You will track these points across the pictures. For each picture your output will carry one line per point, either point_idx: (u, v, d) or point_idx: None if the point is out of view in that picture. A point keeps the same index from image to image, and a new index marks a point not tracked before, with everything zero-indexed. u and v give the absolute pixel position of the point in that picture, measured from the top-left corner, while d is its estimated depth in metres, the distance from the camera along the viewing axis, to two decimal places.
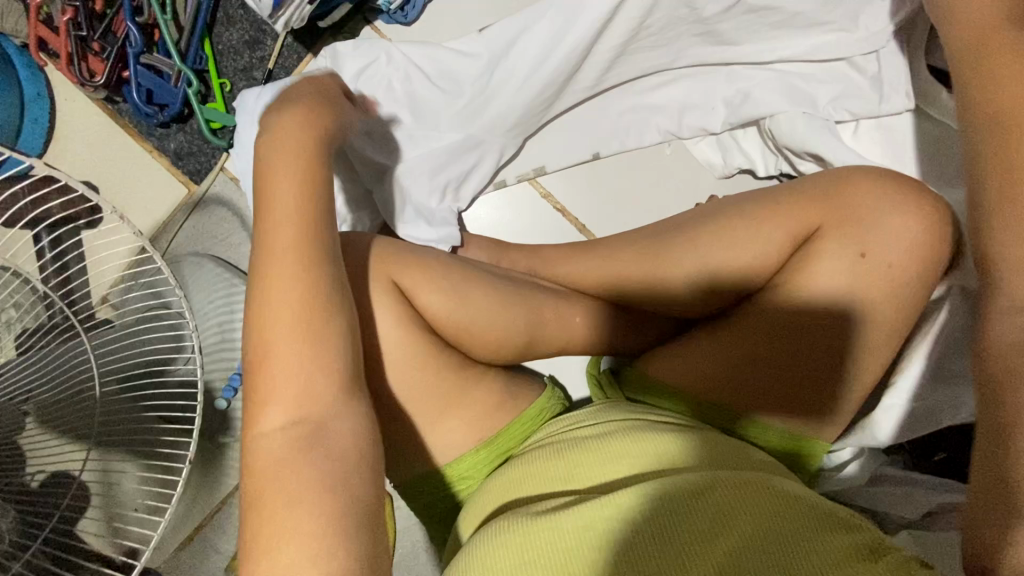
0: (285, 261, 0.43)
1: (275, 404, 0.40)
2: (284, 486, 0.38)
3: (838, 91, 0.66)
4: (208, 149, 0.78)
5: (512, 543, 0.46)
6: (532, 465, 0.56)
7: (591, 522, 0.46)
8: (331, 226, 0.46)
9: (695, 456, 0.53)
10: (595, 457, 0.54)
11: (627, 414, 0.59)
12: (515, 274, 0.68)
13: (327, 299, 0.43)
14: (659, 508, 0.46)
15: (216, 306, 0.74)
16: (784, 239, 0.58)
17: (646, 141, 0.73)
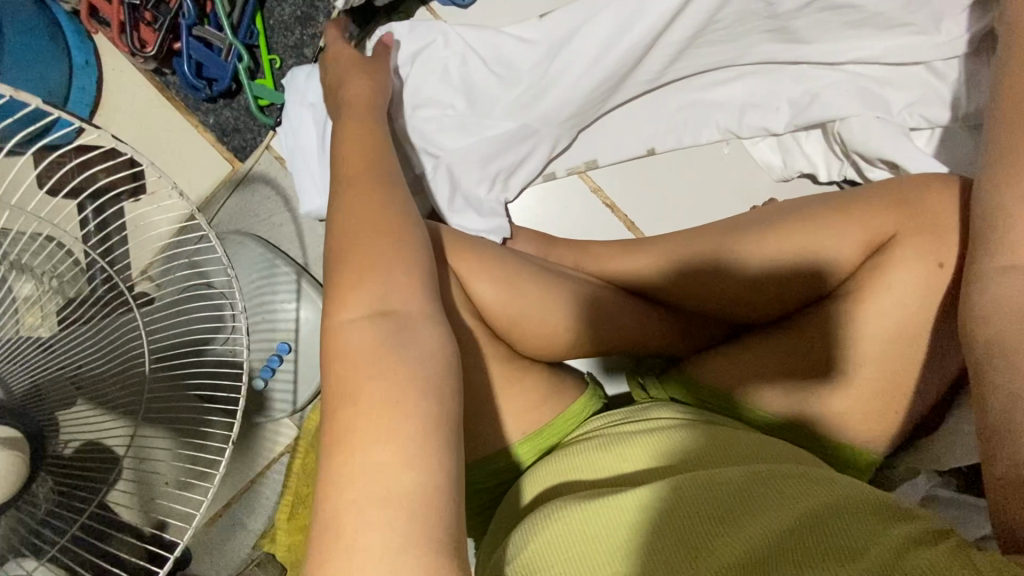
0: (363, 259, 0.44)
1: (346, 388, 0.39)
2: (344, 465, 0.36)
3: (915, 97, 0.63)
4: (254, 126, 0.76)
5: (567, 523, 0.44)
6: (575, 458, 0.55)
7: (631, 502, 0.44)
8: (396, 217, 0.46)
9: (745, 455, 0.51)
10: (644, 452, 0.53)
11: (673, 413, 0.58)
12: (563, 269, 0.66)
13: (401, 287, 0.43)
14: (704, 495, 0.44)
15: (257, 286, 0.74)
16: (856, 248, 0.56)
17: (703, 138, 0.71)
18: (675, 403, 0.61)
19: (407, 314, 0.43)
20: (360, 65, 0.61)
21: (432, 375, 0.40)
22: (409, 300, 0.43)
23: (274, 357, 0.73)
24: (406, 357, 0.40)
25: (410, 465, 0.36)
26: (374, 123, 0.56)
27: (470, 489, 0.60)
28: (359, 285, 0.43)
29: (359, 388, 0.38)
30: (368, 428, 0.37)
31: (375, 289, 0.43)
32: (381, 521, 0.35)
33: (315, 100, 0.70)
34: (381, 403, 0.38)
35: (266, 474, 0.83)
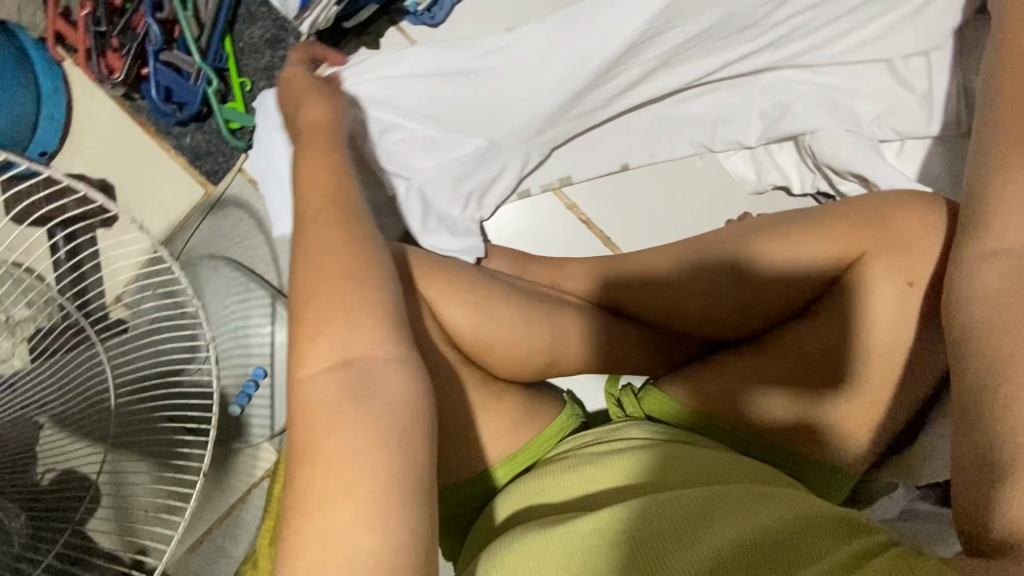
0: (325, 291, 0.43)
1: (307, 441, 0.38)
2: (305, 525, 0.36)
3: (884, 109, 0.63)
4: (225, 150, 0.76)
5: (533, 546, 0.44)
6: (546, 481, 0.55)
7: (592, 524, 0.44)
8: (358, 250, 0.46)
9: (713, 474, 0.51)
10: (613, 471, 0.52)
11: (646, 432, 0.58)
12: (538, 288, 0.66)
13: (368, 329, 0.42)
14: (663, 513, 0.44)
15: (232, 311, 0.73)
16: (827, 262, 0.56)
17: (676, 153, 0.70)
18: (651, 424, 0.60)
19: (369, 363, 0.41)
20: (318, 88, 0.60)
21: (396, 422, 0.39)
22: (376, 349, 0.42)
23: (250, 383, 0.72)
24: (369, 406, 0.39)
25: (369, 524, 0.35)
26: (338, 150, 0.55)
27: (446, 515, 0.60)
28: (321, 326, 0.42)
29: (320, 445, 0.38)
30: (326, 488, 0.36)
31: (345, 337, 0.42)
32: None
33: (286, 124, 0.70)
34: (338, 455, 0.37)
35: (246, 500, 0.82)
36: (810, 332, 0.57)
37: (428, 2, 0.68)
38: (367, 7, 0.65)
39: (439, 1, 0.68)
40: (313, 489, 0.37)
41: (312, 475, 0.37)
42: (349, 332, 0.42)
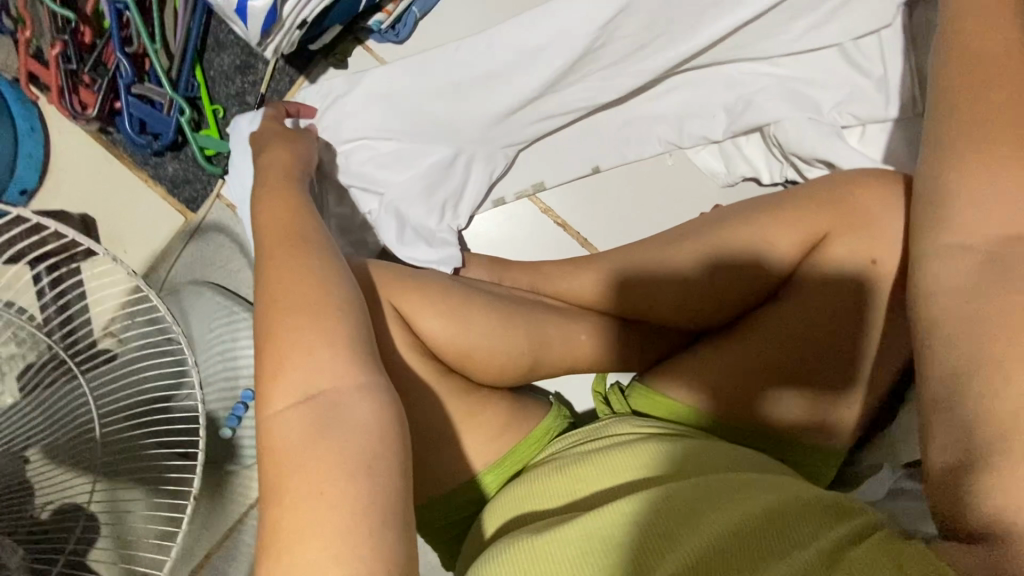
0: (297, 312, 0.45)
1: (284, 473, 0.39)
2: (284, 558, 0.37)
3: (843, 96, 0.64)
4: (203, 176, 0.77)
5: (517, 555, 0.45)
6: (537, 486, 0.55)
7: (580, 528, 0.44)
8: (323, 276, 0.48)
9: (701, 466, 0.52)
10: (595, 471, 0.53)
11: (631, 427, 0.58)
12: (517, 293, 0.67)
13: (341, 352, 0.44)
14: (651, 510, 0.44)
15: (216, 334, 0.74)
16: (797, 245, 0.58)
17: (646, 152, 0.71)
18: (636, 418, 0.61)
19: (335, 393, 0.43)
20: (288, 134, 0.63)
21: (371, 452, 0.41)
22: (338, 376, 0.43)
23: (240, 406, 0.72)
24: (335, 433, 0.41)
25: (347, 559, 0.37)
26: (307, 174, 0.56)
27: (436, 524, 0.60)
28: (293, 348, 0.44)
29: (296, 477, 0.39)
30: (302, 521, 0.37)
31: (319, 363, 0.43)
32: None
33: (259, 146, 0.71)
34: (311, 492, 0.38)
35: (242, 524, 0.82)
36: (787, 320, 0.57)
37: (392, 20, 0.69)
38: (329, 30, 0.66)
39: (402, 19, 0.69)
40: (292, 523, 0.38)
41: (290, 508, 0.38)
42: (323, 359, 0.44)
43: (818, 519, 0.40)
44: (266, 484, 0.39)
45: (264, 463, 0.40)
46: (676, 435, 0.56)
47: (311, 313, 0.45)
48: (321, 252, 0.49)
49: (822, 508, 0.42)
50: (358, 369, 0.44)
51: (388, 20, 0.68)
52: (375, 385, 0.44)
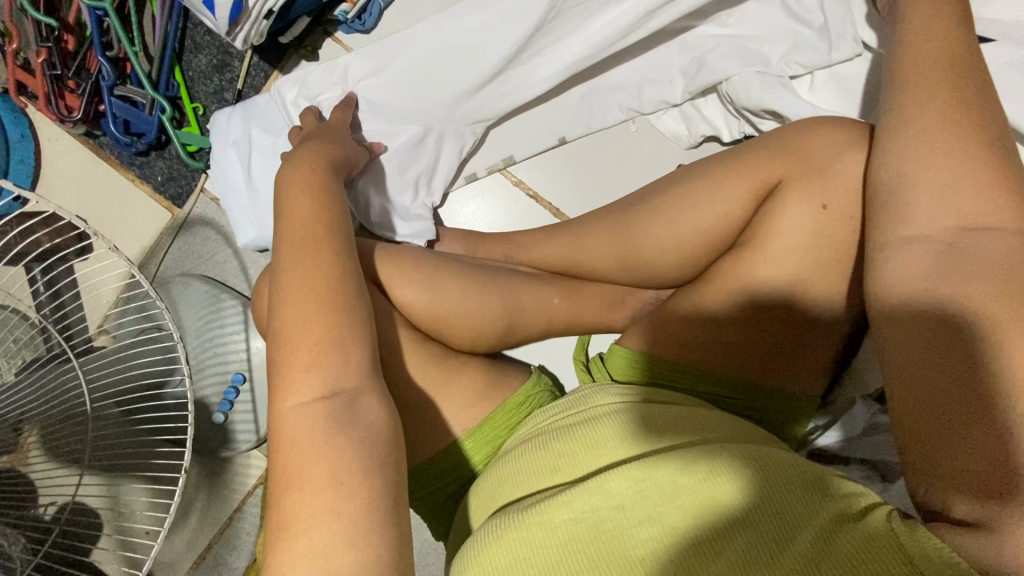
0: (282, 281, 0.48)
1: (284, 452, 0.42)
2: (282, 502, 0.40)
3: (789, 47, 0.67)
4: (187, 172, 0.80)
5: (508, 536, 0.45)
6: (519, 461, 0.54)
7: (566, 512, 0.45)
8: (291, 239, 0.50)
9: (674, 426, 0.51)
10: (579, 445, 0.52)
11: (612, 392, 0.56)
12: (492, 262, 0.69)
13: (318, 306, 0.46)
14: (637, 492, 0.44)
15: (205, 322, 0.76)
16: (746, 198, 0.57)
17: (609, 121, 0.74)
18: (615, 385, 0.58)
19: (356, 393, 0.45)
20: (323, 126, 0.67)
21: (372, 451, 0.43)
22: (313, 333, 0.45)
23: (230, 390, 0.76)
24: (326, 408, 0.43)
25: (353, 543, 0.39)
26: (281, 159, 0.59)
27: (423, 491, 0.62)
28: (275, 304, 0.47)
29: (292, 419, 0.43)
30: (302, 463, 0.41)
31: (294, 318, 0.46)
32: (325, 556, 0.38)
33: (238, 139, 0.74)
34: (307, 438, 0.42)
35: (241, 512, 0.84)
36: (758, 268, 0.56)
37: (357, 10, 0.72)
38: (297, 21, 0.70)
39: (368, 8, 0.73)
40: (290, 470, 0.41)
41: (287, 453, 0.42)
42: (296, 317, 0.46)
43: (791, 499, 0.42)
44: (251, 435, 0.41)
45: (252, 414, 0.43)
46: (658, 400, 0.55)
47: (285, 274, 0.48)
48: (290, 220, 0.52)
49: (792, 482, 0.43)
50: (330, 323, 0.46)
51: (353, 10, 0.71)
52: (353, 331, 0.46)
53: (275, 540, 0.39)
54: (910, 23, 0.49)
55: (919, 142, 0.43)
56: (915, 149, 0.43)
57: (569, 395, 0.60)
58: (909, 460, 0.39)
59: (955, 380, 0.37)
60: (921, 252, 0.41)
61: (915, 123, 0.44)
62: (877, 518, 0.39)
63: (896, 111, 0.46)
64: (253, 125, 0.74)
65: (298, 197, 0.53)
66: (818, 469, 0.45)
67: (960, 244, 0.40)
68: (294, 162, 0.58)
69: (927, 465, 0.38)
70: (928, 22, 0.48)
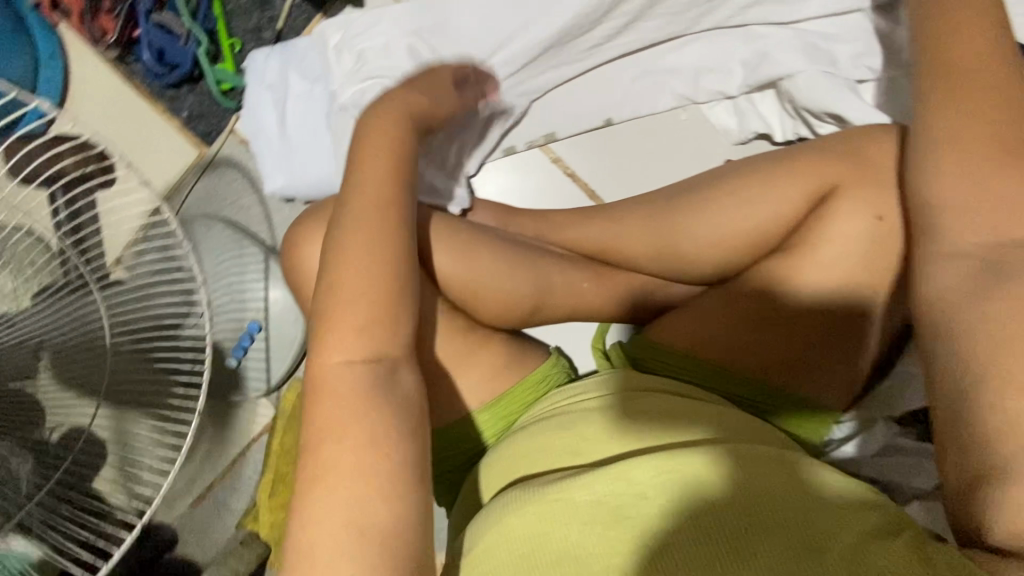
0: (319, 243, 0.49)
1: (313, 423, 0.44)
2: (309, 461, 0.42)
3: (862, 48, 0.64)
4: (218, 112, 0.78)
5: (525, 512, 0.45)
6: (534, 438, 0.54)
7: (587, 494, 0.45)
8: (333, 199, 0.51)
9: (697, 421, 0.51)
10: (600, 429, 0.52)
11: (634, 382, 0.56)
12: (523, 238, 0.67)
13: (356, 273, 0.47)
14: (660, 483, 0.44)
15: (225, 265, 0.76)
16: (799, 202, 0.56)
17: (660, 106, 0.71)
18: (634, 375, 0.57)
19: (391, 360, 0.46)
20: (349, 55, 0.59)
21: (396, 423, 0.44)
22: (351, 302, 0.46)
23: (245, 336, 0.75)
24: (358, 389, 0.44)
25: (370, 507, 0.41)
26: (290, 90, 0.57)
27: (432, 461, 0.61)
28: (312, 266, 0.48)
29: (327, 379, 0.44)
30: (330, 426, 0.43)
31: (331, 281, 0.47)
32: (344, 517, 0.40)
33: (274, 82, 0.72)
34: (332, 405, 0.44)
35: (245, 457, 0.85)
36: (802, 276, 0.55)
37: None
38: None
39: None
40: (318, 432, 0.43)
41: (315, 420, 0.44)
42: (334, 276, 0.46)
43: (814, 507, 0.42)
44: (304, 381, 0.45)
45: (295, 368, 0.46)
46: (678, 394, 0.55)
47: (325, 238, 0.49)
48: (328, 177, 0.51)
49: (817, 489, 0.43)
50: (364, 292, 0.46)
51: None
52: None
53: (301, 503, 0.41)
54: (942, 36, 0.48)
55: (988, 160, 0.43)
56: (981, 166, 0.43)
57: (584, 380, 0.60)
58: (947, 472, 0.38)
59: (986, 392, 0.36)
60: (964, 270, 0.41)
61: (974, 137, 0.44)
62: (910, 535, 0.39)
63: (937, 121, 0.45)
64: (292, 70, 0.72)
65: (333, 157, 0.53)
66: (843, 478, 0.45)
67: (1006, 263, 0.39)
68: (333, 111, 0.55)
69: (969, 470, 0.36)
70: (1000, 41, 0.47)
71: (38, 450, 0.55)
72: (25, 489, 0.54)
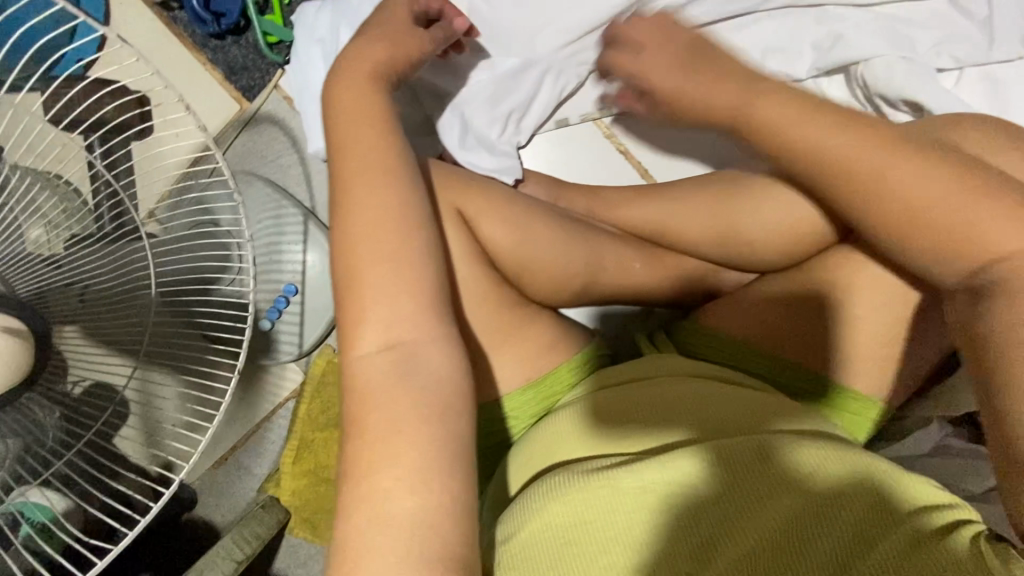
0: (383, 202, 0.47)
1: (365, 407, 0.43)
2: (356, 450, 0.42)
3: (944, 35, 0.63)
4: (262, 65, 0.76)
5: (570, 496, 0.45)
6: (574, 417, 0.53)
7: (635, 483, 0.44)
8: (397, 158, 0.49)
9: (740, 407, 0.51)
10: (645, 411, 0.51)
11: (678, 367, 0.56)
12: (577, 216, 0.64)
13: (403, 244, 0.46)
14: (710, 477, 0.44)
15: (264, 225, 0.74)
16: None
17: (719, 85, 0.68)
18: (679, 358, 0.58)
19: (416, 343, 0.45)
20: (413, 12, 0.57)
21: (445, 400, 0.44)
22: (413, 267, 0.46)
23: (281, 298, 0.73)
24: (413, 379, 0.44)
25: (416, 495, 0.41)
26: (357, 42, 0.55)
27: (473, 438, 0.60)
28: (376, 225, 0.46)
29: (381, 357, 0.44)
30: (383, 408, 0.43)
31: (392, 244, 0.46)
32: (392, 501, 0.40)
33: (324, 36, 0.69)
34: (384, 381, 0.44)
35: (271, 420, 0.85)
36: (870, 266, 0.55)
37: None
38: None
39: None
40: (366, 418, 0.43)
41: (362, 400, 0.44)
42: (402, 241, 0.46)
43: (866, 505, 0.41)
44: (343, 351, 0.45)
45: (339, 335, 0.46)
46: (724, 380, 0.55)
47: (389, 197, 0.47)
48: (392, 136, 0.50)
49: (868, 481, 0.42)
50: (418, 258, 0.46)
51: None
52: None
53: (354, 487, 0.41)
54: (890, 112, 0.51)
55: None
56: None
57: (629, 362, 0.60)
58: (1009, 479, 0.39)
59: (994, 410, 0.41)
60: None
61: None
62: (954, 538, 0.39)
63: None
64: (341, 23, 0.68)
65: (392, 116, 0.51)
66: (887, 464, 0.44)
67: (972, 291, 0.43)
68: (390, 71, 0.54)
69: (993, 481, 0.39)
70: None
71: (65, 401, 0.47)
72: (50, 441, 0.47)
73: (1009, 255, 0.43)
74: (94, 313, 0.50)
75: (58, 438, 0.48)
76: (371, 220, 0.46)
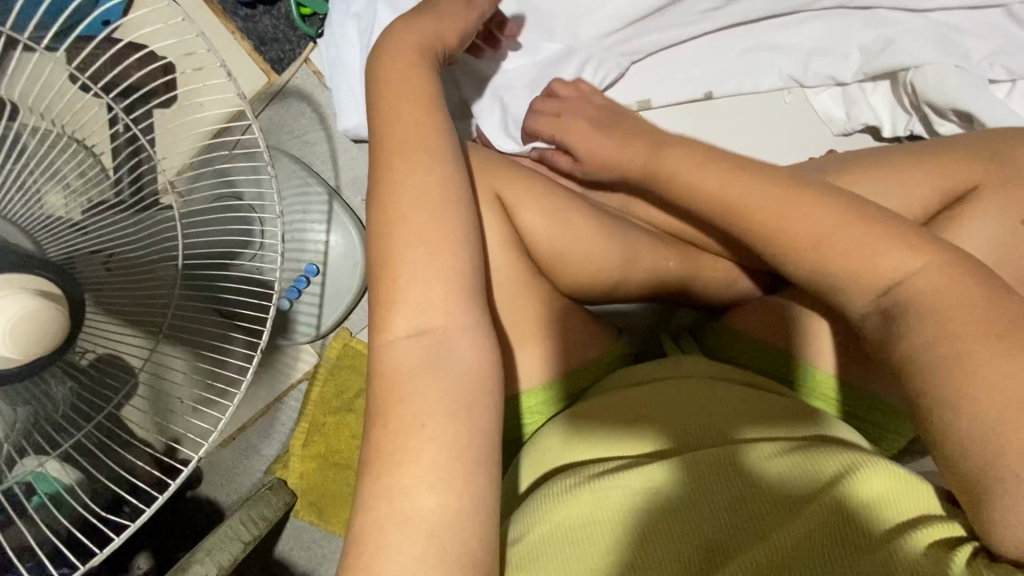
0: (427, 183, 0.46)
1: (393, 395, 0.42)
2: (383, 440, 0.41)
3: (998, 46, 0.62)
4: (293, 38, 0.74)
5: (578, 497, 0.44)
6: (596, 416, 0.53)
7: (642, 484, 0.44)
8: (442, 139, 0.48)
9: (759, 412, 0.50)
10: (663, 411, 0.51)
11: (698, 370, 0.55)
12: (612, 210, 0.63)
13: (445, 229, 0.45)
14: (712, 478, 0.44)
15: (288, 204, 0.72)
16: (931, 196, 0.53)
17: (765, 85, 0.67)
18: (704, 361, 0.57)
19: (444, 331, 0.43)
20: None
21: (477, 396, 0.43)
22: (453, 254, 0.44)
23: (302, 279, 0.72)
24: (446, 370, 0.42)
25: (442, 492, 0.39)
26: (401, 19, 0.53)
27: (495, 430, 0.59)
28: (418, 207, 0.45)
29: (414, 343, 0.43)
30: (413, 398, 0.42)
31: (434, 227, 0.45)
32: (420, 494, 0.39)
33: (361, 11, 0.67)
34: (417, 368, 0.42)
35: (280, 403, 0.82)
36: None
37: None
38: None
39: None
40: (397, 407, 0.41)
41: (391, 385, 0.42)
42: (444, 225, 0.45)
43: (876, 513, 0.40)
44: (376, 336, 0.44)
45: (372, 319, 0.44)
46: (750, 385, 0.54)
47: (433, 179, 0.46)
48: (436, 116, 0.48)
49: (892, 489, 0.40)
50: (457, 246, 0.45)
51: None
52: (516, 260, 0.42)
53: (382, 476, 0.40)
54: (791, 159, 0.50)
55: None
56: None
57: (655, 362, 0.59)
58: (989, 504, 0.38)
59: (929, 413, 0.40)
60: None
61: None
62: (956, 558, 0.37)
63: None
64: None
65: (436, 95, 0.49)
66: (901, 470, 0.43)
67: (902, 306, 0.43)
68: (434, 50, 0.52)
69: (972, 480, 0.38)
70: None
71: (78, 375, 0.45)
72: (60, 413, 0.45)
73: (902, 277, 0.43)
74: (117, 284, 0.47)
75: (67, 411, 0.45)
76: (415, 202, 0.45)
